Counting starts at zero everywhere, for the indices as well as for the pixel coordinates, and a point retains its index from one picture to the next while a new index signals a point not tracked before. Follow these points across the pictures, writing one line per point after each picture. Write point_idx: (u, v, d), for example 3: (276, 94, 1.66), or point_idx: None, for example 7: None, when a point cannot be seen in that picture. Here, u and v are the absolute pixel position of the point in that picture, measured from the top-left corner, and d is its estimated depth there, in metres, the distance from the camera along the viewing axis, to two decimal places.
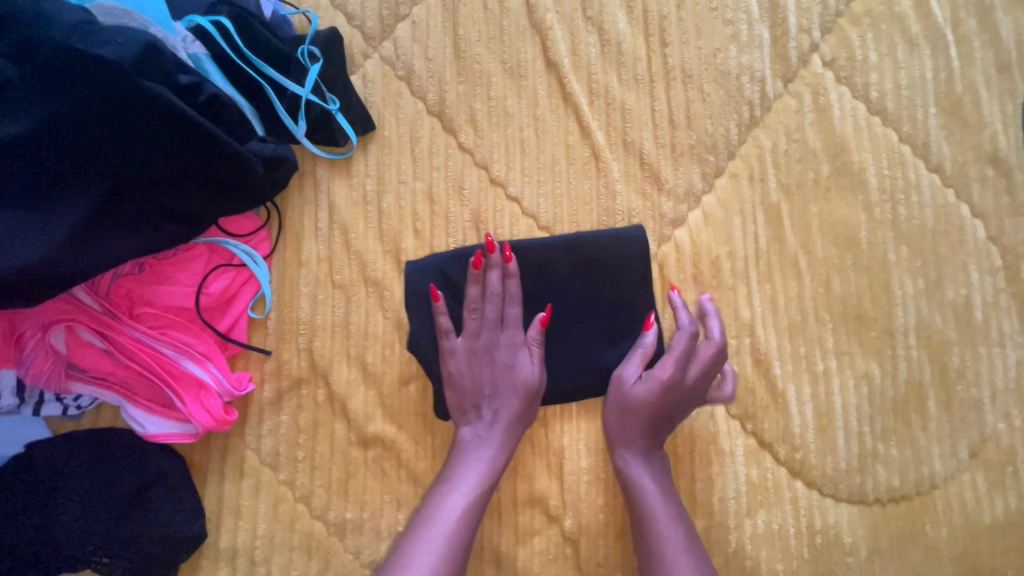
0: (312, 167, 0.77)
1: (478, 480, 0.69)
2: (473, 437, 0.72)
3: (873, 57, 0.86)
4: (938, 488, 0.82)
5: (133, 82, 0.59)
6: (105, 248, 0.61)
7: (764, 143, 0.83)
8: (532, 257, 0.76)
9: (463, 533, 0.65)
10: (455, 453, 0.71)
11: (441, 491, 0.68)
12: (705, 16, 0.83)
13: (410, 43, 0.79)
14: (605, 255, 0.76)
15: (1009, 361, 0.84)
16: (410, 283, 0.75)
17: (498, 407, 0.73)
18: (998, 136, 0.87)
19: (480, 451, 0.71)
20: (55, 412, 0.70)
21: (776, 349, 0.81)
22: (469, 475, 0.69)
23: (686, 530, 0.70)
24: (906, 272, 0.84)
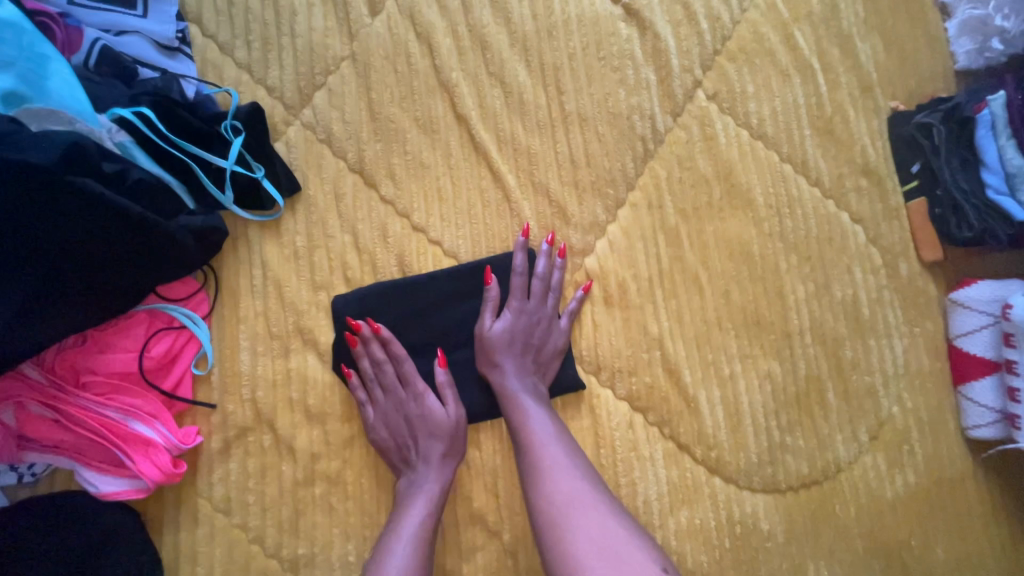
0: (244, 229, 0.84)
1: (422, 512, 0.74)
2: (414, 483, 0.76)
3: (751, 88, 0.96)
4: (843, 472, 0.90)
5: (61, 180, 0.65)
6: (46, 328, 0.67)
7: (660, 173, 0.92)
8: (413, 284, 0.84)
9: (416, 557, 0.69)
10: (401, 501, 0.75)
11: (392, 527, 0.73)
12: (595, 65, 0.92)
13: (328, 110, 0.87)
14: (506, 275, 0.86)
15: (897, 350, 0.93)
16: (339, 318, 0.82)
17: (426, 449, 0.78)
18: (868, 149, 0.96)
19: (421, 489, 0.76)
20: (11, 480, 0.75)
21: (685, 359, 0.89)
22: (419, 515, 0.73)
23: (579, 458, 0.73)
24: (797, 278, 0.93)
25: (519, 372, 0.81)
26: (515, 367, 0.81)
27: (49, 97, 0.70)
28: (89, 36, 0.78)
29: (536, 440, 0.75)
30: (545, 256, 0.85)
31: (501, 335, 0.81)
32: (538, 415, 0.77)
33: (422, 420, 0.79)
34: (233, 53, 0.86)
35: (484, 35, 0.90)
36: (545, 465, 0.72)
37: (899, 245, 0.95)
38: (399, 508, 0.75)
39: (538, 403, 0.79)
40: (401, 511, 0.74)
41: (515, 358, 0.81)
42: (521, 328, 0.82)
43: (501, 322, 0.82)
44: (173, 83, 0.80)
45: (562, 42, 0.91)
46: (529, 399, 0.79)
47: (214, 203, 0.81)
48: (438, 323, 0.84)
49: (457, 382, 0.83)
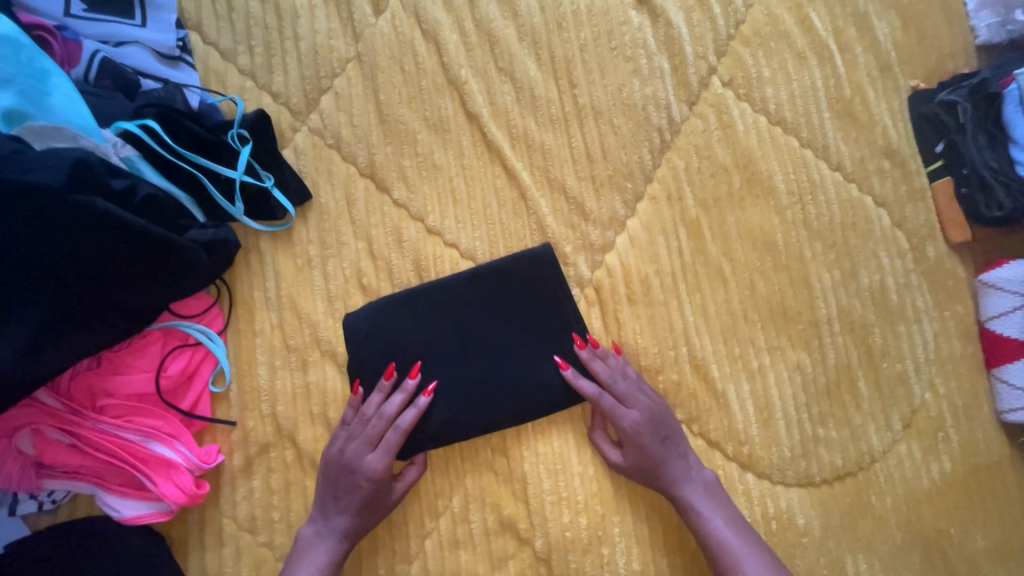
0: (256, 240, 0.82)
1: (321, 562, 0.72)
2: (318, 529, 0.74)
3: (766, 72, 0.93)
4: (878, 462, 0.88)
5: (69, 200, 0.63)
6: (60, 350, 0.65)
7: (678, 164, 0.89)
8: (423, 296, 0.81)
9: None
10: (304, 540, 0.74)
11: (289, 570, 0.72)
12: (607, 56, 0.89)
13: (335, 114, 0.85)
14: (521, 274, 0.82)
15: (927, 335, 0.91)
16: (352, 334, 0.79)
17: (342, 497, 0.74)
18: (889, 130, 0.94)
19: (324, 539, 0.74)
20: (32, 508, 0.73)
21: (712, 354, 0.87)
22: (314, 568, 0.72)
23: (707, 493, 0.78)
24: (823, 266, 0.91)
25: (663, 446, 0.78)
26: (655, 448, 0.78)
27: (50, 114, 0.68)
28: (88, 49, 0.76)
29: (703, 515, 0.76)
30: (598, 360, 0.80)
31: (633, 426, 0.78)
32: (691, 486, 0.78)
33: (364, 475, 0.74)
34: (235, 59, 0.84)
35: (491, 30, 0.88)
36: (719, 540, 0.75)
37: (925, 228, 0.93)
38: (297, 549, 0.74)
39: (690, 470, 0.79)
40: (306, 548, 0.74)
41: (652, 439, 0.78)
42: (645, 424, 0.78)
43: (629, 416, 0.78)
44: (176, 93, 0.79)
45: (572, 33, 0.89)
46: (674, 467, 0.78)
47: (225, 215, 0.79)
48: (448, 338, 0.79)
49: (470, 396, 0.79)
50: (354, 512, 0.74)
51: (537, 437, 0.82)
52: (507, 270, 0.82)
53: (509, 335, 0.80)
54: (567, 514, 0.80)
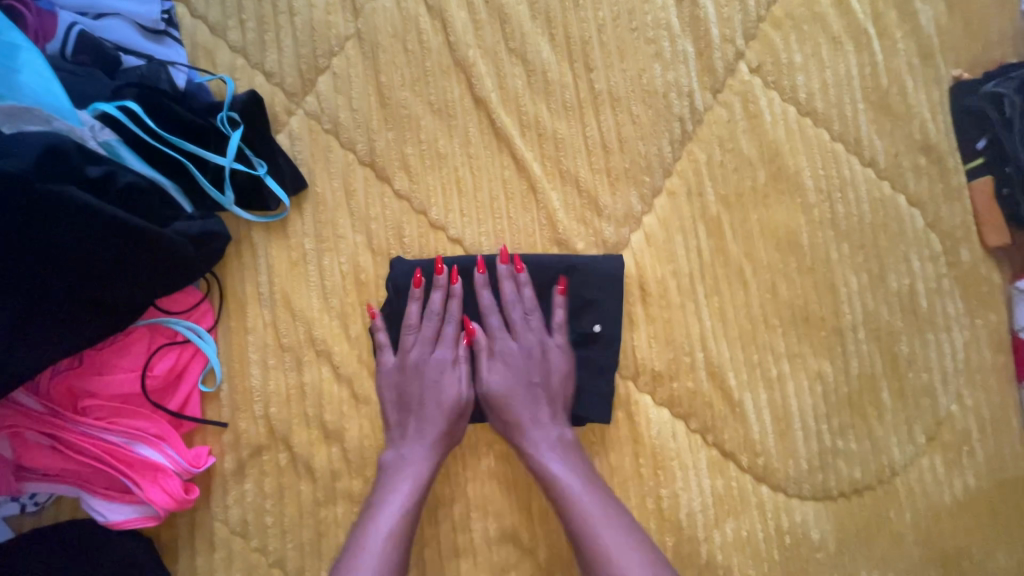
0: (248, 231, 0.77)
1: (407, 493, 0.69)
2: (400, 459, 0.71)
3: (798, 58, 0.86)
4: (898, 475, 0.84)
5: (41, 191, 0.58)
6: (42, 345, 0.61)
7: (699, 156, 0.83)
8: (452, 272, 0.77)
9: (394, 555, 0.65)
10: (385, 476, 0.70)
11: (371, 508, 0.68)
12: (627, 37, 0.83)
13: (333, 96, 0.79)
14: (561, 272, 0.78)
15: (956, 344, 0.86)
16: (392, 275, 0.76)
17: (423, 425, 0.72)
18: (928, 124, 0.87)
19: (405, 471, 0.70)
20: (13, 511, 0.70)
21: (729, 360, 0.82)
22: (398, 504, 0.68)
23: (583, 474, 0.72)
24: (849, 269, 0.85)
25: (529, 412, 0.74)
26: (526, 411, 0.74)
27: (20, 93, 0.62)
28: (64, 22, 0.70)
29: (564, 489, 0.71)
30: (508, 280, 0.77)
31: (512, 399, 0.75)
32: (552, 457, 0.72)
33: (449, 396, 0.74)
34: (226, 35, 0.78)
35: (502, 6, 0.81)
36: (576, 522, 0.68)
37: (961, 229, 0.87)
38: (379, 485, 0.70)
39: (550, 431, 0.75)
40: (385, 487, 0.70)
41: (525, 402, 0.74)
42: (524, 362, 0.76)
43: (494, 377, 0.76)
44: (161, 71, 0.72)
45: (589, 11, 0.82)
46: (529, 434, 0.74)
47: (214, 205, 0.74)
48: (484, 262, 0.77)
49: (490, 321, 0.77)
50: (447, 418, 0.73)
51: None
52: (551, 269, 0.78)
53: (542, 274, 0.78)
54: None
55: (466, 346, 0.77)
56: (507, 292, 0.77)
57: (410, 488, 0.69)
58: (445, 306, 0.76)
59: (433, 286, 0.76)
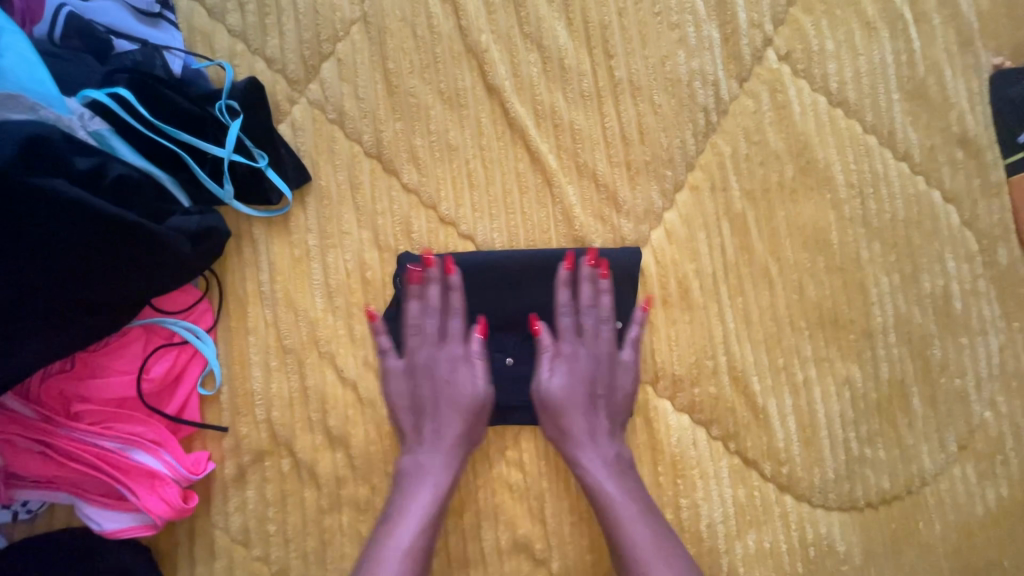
0: (248, 227, 0.73)
1: (428, 500, 0.64)
2: (420, 466, 0.66)
3: (830, 45, 0.81)
4: (928, 485, 0.80)
5: (23, 184, 0.54)
6: (29, 348, 0.58)
7: (724, 149, 0.79)
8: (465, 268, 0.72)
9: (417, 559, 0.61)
10: (401, 485, 0.66)
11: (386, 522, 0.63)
12: (649, 22, 0.78)
13: (338, 84, 0.75)
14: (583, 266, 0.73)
15: (992, 348, 0.82)
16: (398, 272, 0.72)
17: (440, 426, 0.68)
18: (966, 116, 0.82)
19: (424, 478, 0.66)
20: (6, 519, 0.67)
21: (753, 364, 0.78)
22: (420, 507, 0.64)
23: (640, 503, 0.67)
24: (881, 268, 0.81)
25: (582, 430, 0.69)
26: (582, 425, 0.70)
27: (3, 79, 0.59)
28: (53, 4, 0.66)
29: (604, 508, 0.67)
30: (588, 283, 0.72)
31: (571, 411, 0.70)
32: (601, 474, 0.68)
33: (466, 393, 0.69)
34: (224, 18, 0.74)
35: None
36: (626, 543, 0.64)
37: (999, 227, 0.82)
38: (396, 495, 0.66)
39: (604, 446, 0.70)
40: (402, 496, 0.65)
41: (583, 415, 0.70)
42: (577, 380, 0.71)
43: (556, 377, 0.71)
44: (156, 57, 0.68)
45: None
46: (581, 449, 0.69)
47: (213, 199, 0.70)
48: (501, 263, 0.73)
49: (503, 325, 0.73)
50: (463, 418, 0.68)
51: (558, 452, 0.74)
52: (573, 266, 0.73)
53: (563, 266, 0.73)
54: (588, 536, 0.74)
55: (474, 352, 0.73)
56: (567, 299, 0.72)
57: (431, 493, 0.65)
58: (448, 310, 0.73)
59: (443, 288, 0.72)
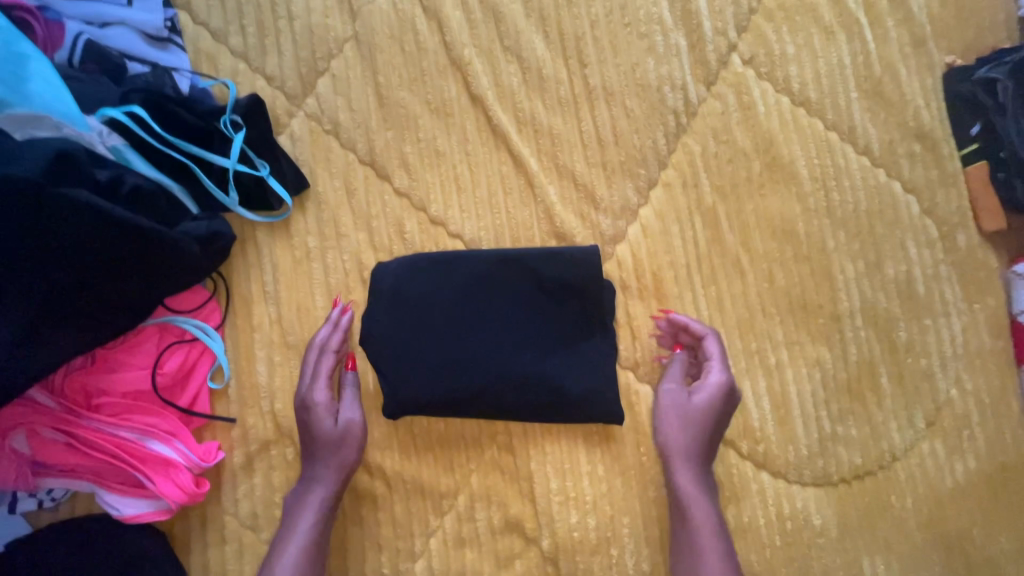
0: (252, 231, 0.79)
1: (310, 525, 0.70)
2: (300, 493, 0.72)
3: (791, 49, 0.87)
4: (899, 461, 0.85)
5: (53, 194, 0.60)
6: (61, 343, 0.64)
7: (694, 148, 0.85)
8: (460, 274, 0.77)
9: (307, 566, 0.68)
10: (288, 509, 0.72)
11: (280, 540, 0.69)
12: (620, 32, 0.84)
13: (333, 97, 0.81)
14: (571, 274, 0.76)
15: (955, 329, 0.86)
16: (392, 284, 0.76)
17: (319, 456, 0.72)
18: (921, 111, 0.88)
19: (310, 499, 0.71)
20: (31, 506, 0.72)
21: (727, 349, 0.83)
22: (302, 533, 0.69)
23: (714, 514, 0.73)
24: (846, 256, 0.86)
25: (687, 444, 0.75)
26: (694, 447, 0.75)
27: (30, 101, 0.65)
28: (71, 31, 0.73)
29: (692, 524, 0.72)
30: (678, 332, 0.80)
31: (681, 447, 0.75)
32: (697, 499, 0.73)
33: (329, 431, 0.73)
34: (227, 40, 0.80)
35: (496, 5, 0.83)
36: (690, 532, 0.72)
37: (957, 215, 0.87)
38: (288, 512, 0.72)
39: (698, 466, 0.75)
40: (292, 516, 0.71)
41: (693, 439, 0.75)
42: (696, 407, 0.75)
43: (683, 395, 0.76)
44: (166, 77, 0.75)
45: (582, 8, 0.83)
46: (686, 465, 0.75)
47: (219, 205, 0.76)
48: (467, 258, 0.77)
49: (488, 334, 0.76)
50: (337, 450, 0.72)
51: (546, 435, 0.79)
52: (567, 279, 0.76)
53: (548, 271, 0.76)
54: (576, 514, 0.78)
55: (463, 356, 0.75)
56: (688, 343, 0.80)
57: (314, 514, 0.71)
58: (405, 388, 0.75)
59: (420, 313, 0.76)
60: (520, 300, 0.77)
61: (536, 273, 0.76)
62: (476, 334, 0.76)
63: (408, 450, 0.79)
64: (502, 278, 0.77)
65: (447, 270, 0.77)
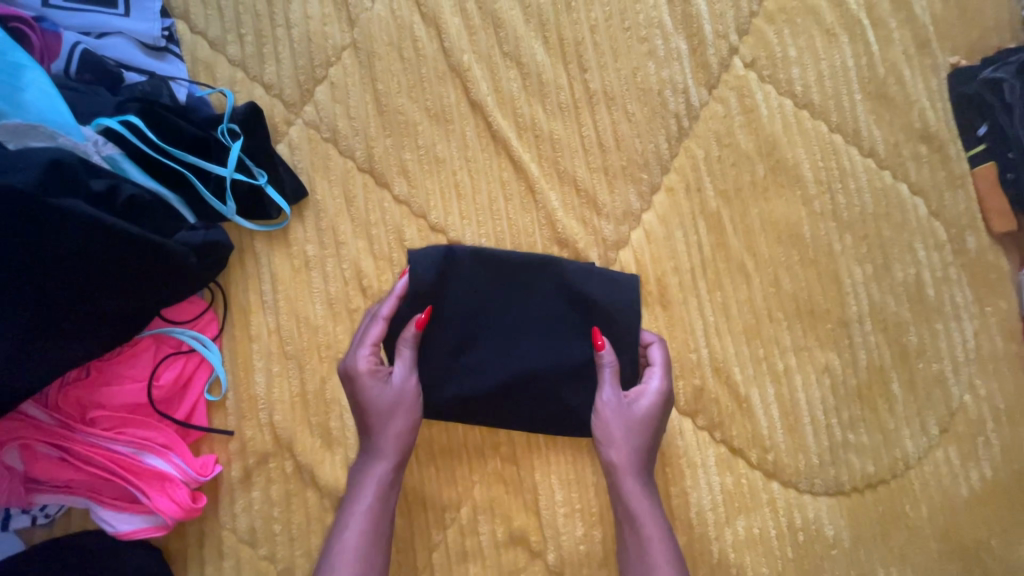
0: (250, 240, 0.78)
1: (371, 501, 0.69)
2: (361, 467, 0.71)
3: (793, 52, 0.86)
4: (912, 469, 0.83)
5: (46, 204, 0.59)
6: (55, 355, 0.62)
7: (696, 152, 0.83)
8: (487, 287, 0.75)
9: (371, 546, 0.67)
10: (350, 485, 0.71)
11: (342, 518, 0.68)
12: (620, 37, 0.83)
13: (331, 105, 0.80)
14: (600, 294, 0.76)
15: (966, 333, 0.85)
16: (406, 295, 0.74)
17: (382, 427, 0.71)
18: (927, 112, 0.87)
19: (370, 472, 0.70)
20: (25, 523, 0.70)
21: (734, 355, 0.82)
22: (363, 510, 0.68)
23: (662, 525, 0.70)
24: (854, 260, 0.85)
25: (635, 453, 0.72)
26: (641, 456, 0.72)
27: (26, 111, 0.65)
28: (68, 41, 0.72)
29: (643, 536, 0.70)
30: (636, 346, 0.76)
31: (628, 458, 0.72)
32: (647, 511, 0.70)
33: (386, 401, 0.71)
34: (225, 49, 0.80)
35: (495, 12, 0.82)
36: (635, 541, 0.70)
37: (966, 217, 0.86)
38: (349, 489, 0.71)
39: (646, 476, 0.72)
40: (353, 492, 0.70)
41: (640, 446, 0.72)
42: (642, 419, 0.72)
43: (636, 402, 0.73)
44: (163, 87, 0.74)
45: (582, 13, 0.83)
46: (634, 476, 0.71)
47: (216, 215, 0.75)
48: (509, 256, 0.76)
49: (515, 351, 0.75)
50: (396, 420, 0.71)
51: (551, 446, 0.78)
52: (599, 297, 0.76)
53: (579, 285, 0.76)
54: (582, 527, 0.77)
55: (489, 372, 0.75)
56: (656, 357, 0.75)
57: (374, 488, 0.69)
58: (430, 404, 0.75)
59: (444, 314, 0.74)
60: (548, 307, 0.76)
61: (569, 287, 0.76)
62: (505, 351, 0.75)
63: (410, 462, 0.78)
64: (529, 292, 0.76)
65: (475, 283, 0.75)
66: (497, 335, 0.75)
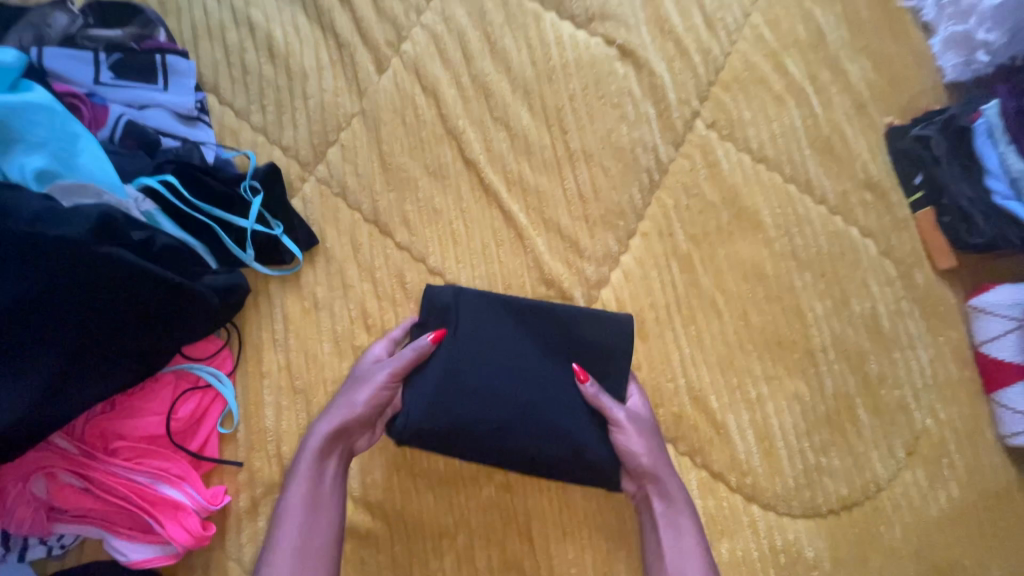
0: (265, 284, 0.86)
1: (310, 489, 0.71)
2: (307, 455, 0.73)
3: (747, 114, 0.98)
4: (884, 490, 0.88)
5: (93, 251, 0.67)
6: (87, 390, 0.69)
7: (667, 202, 0.94)
8: (493, 325, 0.78)
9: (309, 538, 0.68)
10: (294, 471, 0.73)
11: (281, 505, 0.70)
12: (596, 104, 0.95)
13: (341, 164, 0.90)
14: (607, 339, 0.79)
15: (922, 361, 0.92)
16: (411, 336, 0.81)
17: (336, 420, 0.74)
18: (868, 164, 0.98)
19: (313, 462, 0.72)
20: (40, 554, 0.73)
21: (710, 385, 0.88)
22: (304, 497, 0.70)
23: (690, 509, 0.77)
24: (814, 295, 0.93)
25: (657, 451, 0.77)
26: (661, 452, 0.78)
27: (78, 172, 0.75)
28: (114, 113, 0.83)
29: (678, 523, 0.74)
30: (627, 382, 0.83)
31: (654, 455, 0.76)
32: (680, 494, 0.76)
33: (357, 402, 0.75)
34: (248, 117, 0.91)
35: (487, 83, 0.94)
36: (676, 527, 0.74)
37: (912, 256, 0.95)
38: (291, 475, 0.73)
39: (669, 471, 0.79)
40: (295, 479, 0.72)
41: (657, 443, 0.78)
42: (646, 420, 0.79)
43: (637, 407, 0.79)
44: (194, 150, 0.85)
45: (562, 84, 0.95)
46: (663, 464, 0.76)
47: (236, 261, 0.84)
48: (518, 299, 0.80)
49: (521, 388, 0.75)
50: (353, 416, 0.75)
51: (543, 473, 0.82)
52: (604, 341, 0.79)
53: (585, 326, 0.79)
54: (573, 551, 0.80)
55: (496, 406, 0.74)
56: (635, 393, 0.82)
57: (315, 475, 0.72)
58: (431, 437, 0.74)
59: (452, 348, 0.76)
60: (549, 347, 0.78)
61: (576, 327, 0.79)
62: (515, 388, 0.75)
63: (410, 492, 0.82)
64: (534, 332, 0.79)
65: (481, 322, 0.78)
66: (505, 369, 0.76)
